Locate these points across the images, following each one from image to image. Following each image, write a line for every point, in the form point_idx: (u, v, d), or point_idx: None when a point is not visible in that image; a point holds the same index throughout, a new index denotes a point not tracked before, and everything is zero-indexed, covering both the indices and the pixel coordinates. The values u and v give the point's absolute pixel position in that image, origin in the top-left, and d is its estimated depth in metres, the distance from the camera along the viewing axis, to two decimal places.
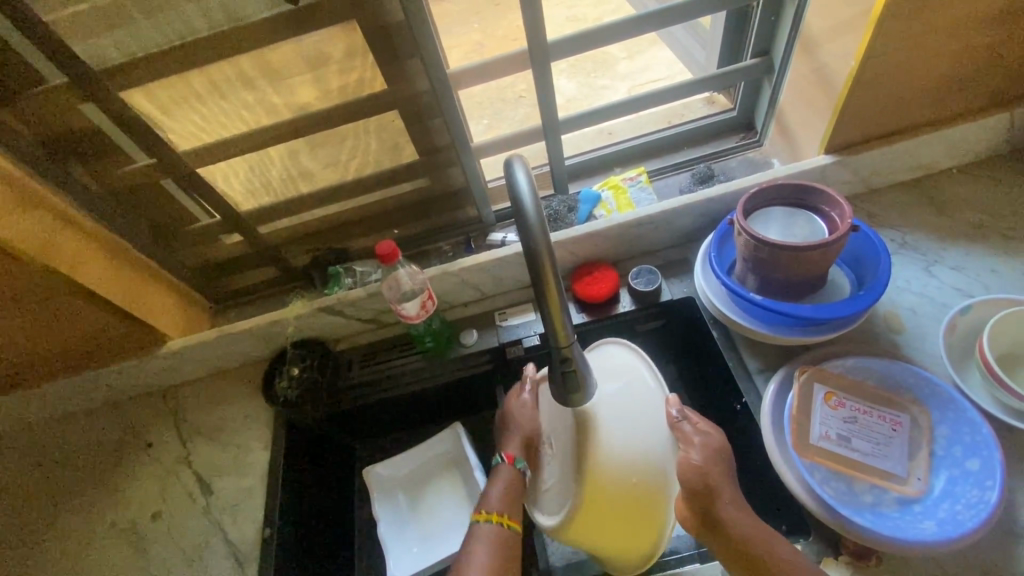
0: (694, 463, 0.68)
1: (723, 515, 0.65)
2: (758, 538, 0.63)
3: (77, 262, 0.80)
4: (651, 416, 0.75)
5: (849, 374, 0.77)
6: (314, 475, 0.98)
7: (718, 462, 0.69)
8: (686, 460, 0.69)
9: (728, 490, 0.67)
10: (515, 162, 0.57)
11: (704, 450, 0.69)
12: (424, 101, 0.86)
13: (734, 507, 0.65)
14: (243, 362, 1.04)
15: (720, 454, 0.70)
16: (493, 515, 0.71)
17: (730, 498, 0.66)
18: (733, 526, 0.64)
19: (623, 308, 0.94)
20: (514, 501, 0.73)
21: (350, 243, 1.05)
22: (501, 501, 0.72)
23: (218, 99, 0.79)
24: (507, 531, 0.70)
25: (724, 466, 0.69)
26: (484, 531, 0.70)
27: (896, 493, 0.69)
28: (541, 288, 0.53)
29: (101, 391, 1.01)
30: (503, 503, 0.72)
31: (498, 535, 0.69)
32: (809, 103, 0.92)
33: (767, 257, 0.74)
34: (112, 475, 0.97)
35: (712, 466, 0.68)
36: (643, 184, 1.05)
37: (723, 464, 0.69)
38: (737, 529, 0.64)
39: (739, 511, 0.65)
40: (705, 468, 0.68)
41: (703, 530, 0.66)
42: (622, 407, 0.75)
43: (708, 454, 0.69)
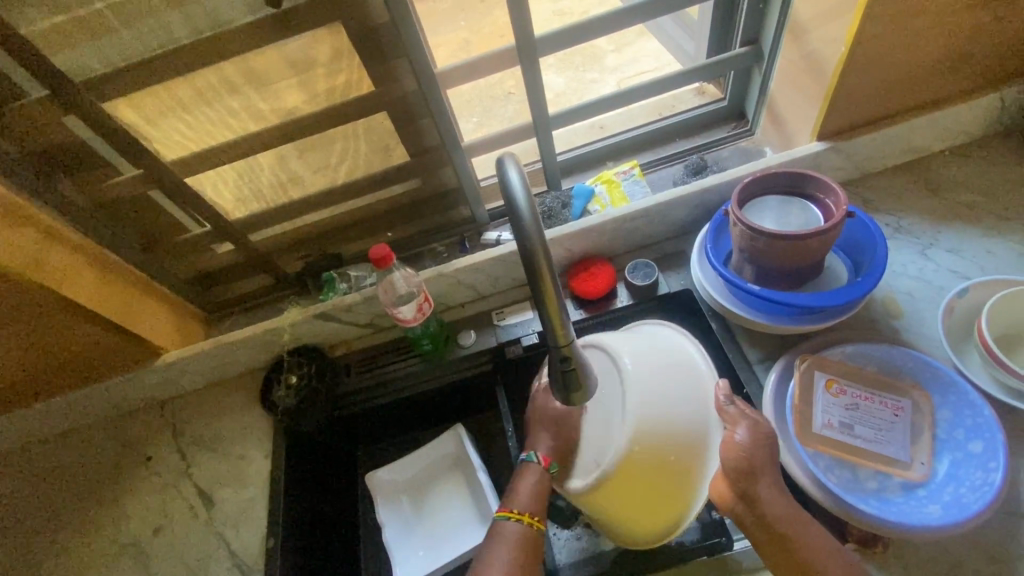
0: (737, 443, 0.66)
1: (759, 496, 0.63)
2: (789, 517, 0.63)
3: (66, 277, 0.79)
4: (695, 394, 0.70)
5: (849, 361, 0.77)
6: (316, 482, 0.97)
7: (765, 445, 0.66)
8: (730, 439, 0.66)
9: (769, 474, 0.65)
10: (507, 160, 0.56)
11: (752, 433, 0.66)
12: (413, 101, 0.85)
13: (772, 488, 0.64)
14: (240, 372, 1.03)
15: (764, 439, 0.67)
16: (522, 516, 0.67)
17: (768, 482, 0.65)
18: (767, 506, 0.63)
19: (621, 303, 0.94)
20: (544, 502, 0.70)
21: (344, 247, 1.04)
22: (533, 502, 0.68)
23: (203, 108, 0.77)
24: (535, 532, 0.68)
25: (771, 451, 0.66)
26: (509, 531, 0.67)
27: (899, 478, 0.69)
28: (537, 286, 0.52)
29: (97, 406, 1.00)
30: (533, 505, 0.68)
31: (525, 535, 0.67)
32: (799, 90, 0.92)
33: (763, 247, 0.74)
34: (112, 490, 0.96)
35: (757, 449, 0.66)
36: (636, 177, 1.05)
37: (768, 448, 0.66)
38: (772, 510, 0.63)
39: (777, 493, 0.64)
40: (748, 453, 0.65)
41: (738, 506, 0.65)
42: (669, 380, 0.70)
43: (756, 436, 0.66)
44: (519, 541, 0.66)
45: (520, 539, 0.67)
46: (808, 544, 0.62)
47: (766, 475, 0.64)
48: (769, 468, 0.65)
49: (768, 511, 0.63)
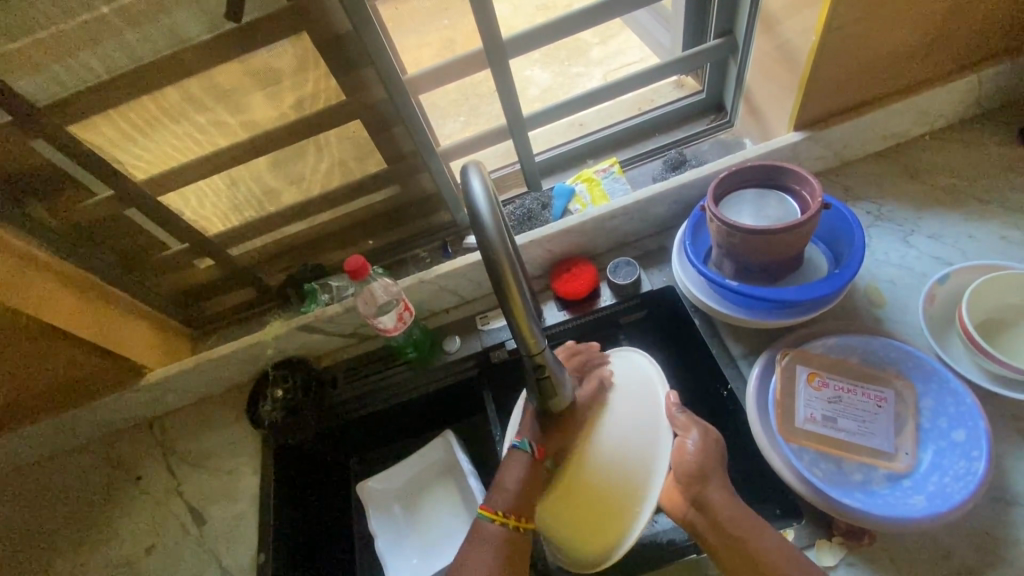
0: (688, 450, 0.69)
1: (710, 500, 0.66)
2: (740, 521, 0.65)
3: (46, 301, 0.78)
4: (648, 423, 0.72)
5: (831, 353, 0.76)
6: (307, 495, 0.97)
7: (712, 452, 0.69)
8: (682, 448, 0.69)
9: (719, 480, 0.68)
10: (471, 168, 0.55)
11: (700, 440, 0.70)
12: (384, 109, 0.85)
13: (722, 492, 0.67)
14: (227, 387, 1.03)
15: (711, 443, 0.70)
16: (504, 516, 0.68)
17: (718, 485, 0.68)
18: (719, 509, 0.66)
19: (604, 302, 0.93)
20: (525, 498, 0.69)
21: (326, 258, 1.03)
22: (515, 499, 0.69)
23: (170, 126, 0.77)
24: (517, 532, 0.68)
25: (721, 455, 0.70)
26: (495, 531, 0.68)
27: (884, 470, 0.69)
28: (504, 296, 0.51)
29: (86, 427, 1.00)
30: (519, 504, 0.68)
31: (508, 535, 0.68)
32: (774, 80, 0.91)
33: (739, 243, 0.73)
34: (103, 511, 0.96)
35: (707, 458, 0.69)
36: (616, 175, 1.04)
37: (717, 451, 0.70)
38: (724, 512, 0.66)
39: (728, 496, 0.67)
40: (697, 460, 0.68)
41: (691, 513, 0.67)
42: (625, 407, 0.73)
43: (705, 443, 0.70)
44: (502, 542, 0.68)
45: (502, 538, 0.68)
46: (763, 542, 0.64)
47: (716, 479, 0.68)
48: (718, 471, 0.68)
49: (720, 514, 0.66)
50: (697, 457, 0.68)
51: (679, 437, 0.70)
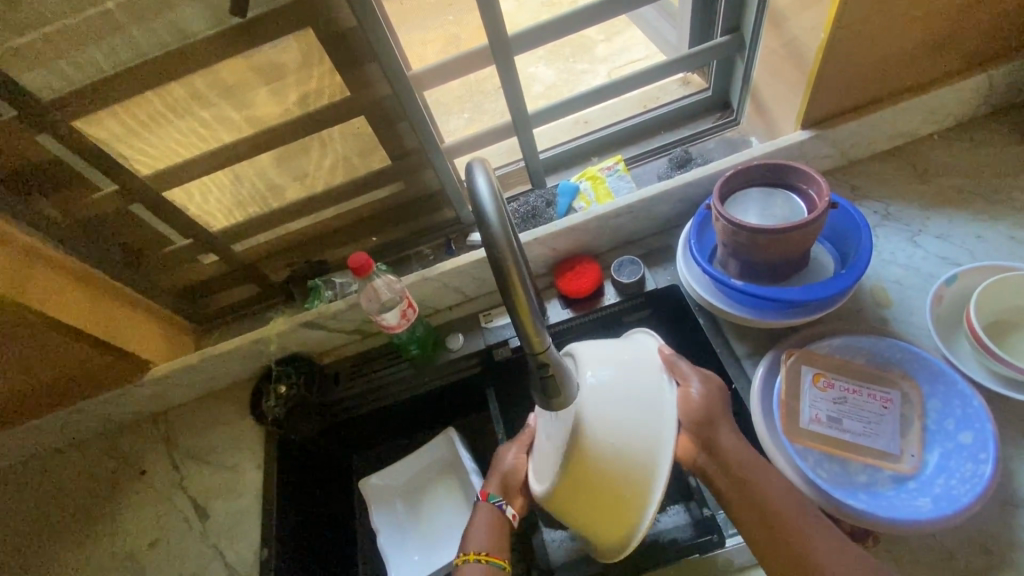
0: (694, 398, 0.68)
1: (722, 445, 0.66)
2: (747, 464, 0.65)
3: (51, 296, 0.79)
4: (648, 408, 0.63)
5: (837, 354, 0.76)
6: (310, 490, 0.97)
7: (717, 398, 0.69)
8: (687, 396, 0.68)
9: (728, 425, 0.68)
10: (476, 166, 0.55)
11: (703, 388, 0.68)
12: (388, 106, 0.84)
13: (732, 436, 0.68)
14: (231, 383, 1.03)
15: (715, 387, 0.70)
16: (471, 555, 0.70)
17: (726, 430, 0.68)
18: (728, 451, 0.66)
19: (608, 300, 0.93)
20: (494, 540, 0.71)
21: (329, 254, 1.03)
22: (479, 541, 0.71)
23: (175, 121, 0.76)
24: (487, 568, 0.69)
25: (724, 399, 0.70)
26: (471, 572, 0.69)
27: (890, 471, 0.68)
28: (509, 294, 0.51)
29: (91, 421, 1.00)
30: (482, 542, 0.71)
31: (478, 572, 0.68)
32: (782, 78, 0.90)
33: (746, 241, 0.73)
34: (108, 505, 0.96)
35: (711, 402, 0.68)
36: (621, 173, 1.03)
37: (721, 398, 0.70)
38: (734, 456, 0.66)
39: (737, 439, 0.67)
40: (705, 406, 0.68)
41: (701, 456, 0.66)
42: (623, 395, 0.63)
43: (708, 390, 0.69)
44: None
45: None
46: (770, 485, 0.64)
47: (724, 424, 0.68)
48: (725, 418, 0.68)
49: (730, 458, 0.65)
50: (704, 402, 0.67)
51: (684, 385, 0.68)
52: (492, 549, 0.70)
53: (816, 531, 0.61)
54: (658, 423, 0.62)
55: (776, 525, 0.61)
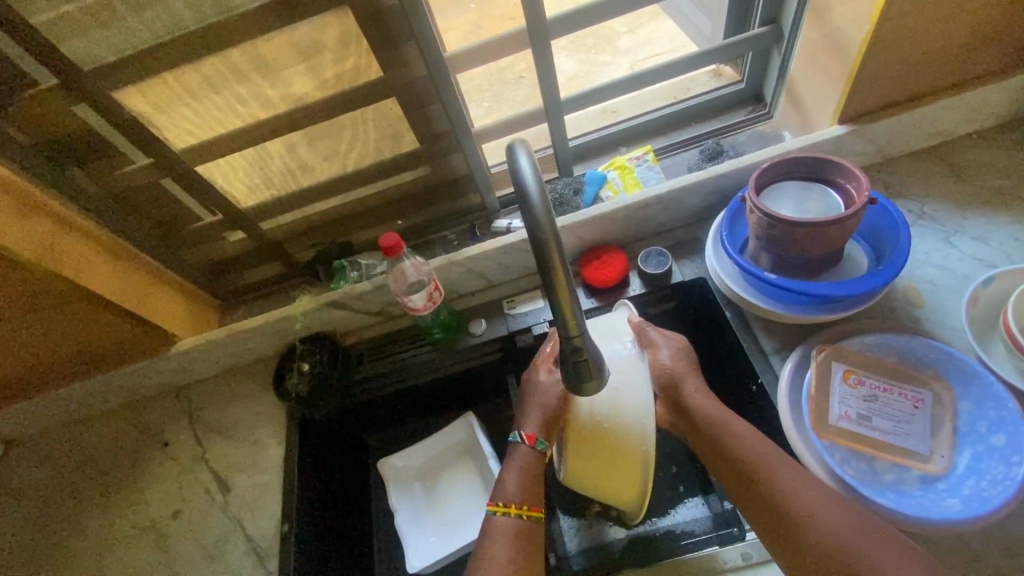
0: (662, 361, 0.76)
1: (687, 402, 0.72)
2: (714, 420, 0.70)
3: (83, 265, 0.79)
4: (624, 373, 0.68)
5: (868, 351, 0.75)
6: (330, 468, 0.98)
7: (684, 358, 0.76)
8: (656, 360, 0.76)
9: (694, 381, 0.74)
10: (517, 146, 0.54)
11: (670, 349, 0.76)
12: (421, 87, 0.84)
13: (697, 393, 0.73)
14: (254, 359, 1.04)
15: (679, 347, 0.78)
16: (510, 508, 0.72)
17: (693, 387, 0.74)
18: (694, 409, 0.72)
19: (634, 291, 0.92)
20: (530, 488, 0.74)
21: (355, 235, 1.04)
22: (520, 486, 0.73)
23: (212, 95, 0.77)
24: (524, 520, 0.71)
25: (690, 361, 0.77)
26: (505, 524, 0.71)
27: (918, 471, 0.68)
28: (548, 276, 0.51)
29: (117, 392, 1.02)
30: (520, 493, 0.73)
31: (516, 525, 0.71)
32: (820, 71, 0.88)
33: (780, 235, 0.72)
34: (131, 475, 0.98)
35: (679, 364, 0.76)
36: (650, 163, 1.03)
37: (688, 359, 0.77)
38: (699, 413, 0.71)
39: (704, 397, 0.72)
40: (671, 366, 0.75)
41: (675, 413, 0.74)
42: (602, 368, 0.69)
43: (675, 353, 0.76)
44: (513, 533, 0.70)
45: (509, 527, 0.71)
46: (734, 437, 0.67)
47: (689, 382, 0.74)
48: (689, 375, 0.74)
49: (696, 416, 0.71)
50: (671, 363, 0.75)
51: (652, 352, 0.76)
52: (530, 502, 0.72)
53: (778, 472, 0.63)
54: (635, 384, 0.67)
55: (738, 471, 0.65)
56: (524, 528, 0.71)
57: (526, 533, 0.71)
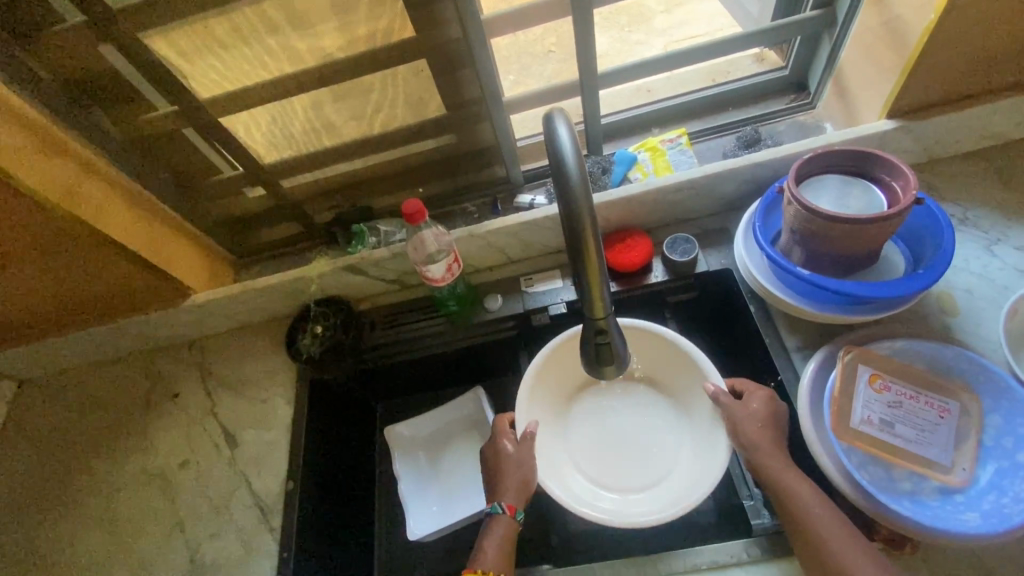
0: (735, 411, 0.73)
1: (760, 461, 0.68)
2: (789, 479, 0.65)
3: (101, 211, 0.79)
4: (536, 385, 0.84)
5: (897, 357, 0.73)
6: (337, 431, 0.99)
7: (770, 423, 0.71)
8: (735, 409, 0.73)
9: (771, 441, 0.70)
10: (557, 117, 0.52)
11: (755, 408, 0.72)
12: (454, 51, 0.81)
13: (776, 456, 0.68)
14: (268, 318, 1.04)
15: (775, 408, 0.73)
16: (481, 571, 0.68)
17: (769, 447, 0.69)
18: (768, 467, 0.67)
19: (655, 278, 0.90)
20: (508, 558, 0.72)
21: (374, 200, 1.02)
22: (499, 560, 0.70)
23: (241, 45, 0.74)
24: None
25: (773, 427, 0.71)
26: None
27: (937, 482, 0.66)
28: (580, 256, 0.49)
29: (131, 339, 1.02)
30: (497, 563, 0.70)
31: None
32: (874, 60, 0.84)
33: (817, 230, 0.69)
34: (141, 424, 0.99)
35: (761, 422, 0.71)
36: (683, 146, 0.99)
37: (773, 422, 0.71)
38: (770, 470, 0.67)
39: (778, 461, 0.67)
40: (749, 421, 0.71)
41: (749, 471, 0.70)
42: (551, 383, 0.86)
43: (762, 410, 0.72)
44: None
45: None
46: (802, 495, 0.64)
47: (765, 442, 0.69)
48: (769, 437, 0.70)
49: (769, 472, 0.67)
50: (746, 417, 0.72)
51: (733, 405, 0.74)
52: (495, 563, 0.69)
53: (830, 525, 0.61)
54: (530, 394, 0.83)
55: (809, 529, 0.62)
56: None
57: None
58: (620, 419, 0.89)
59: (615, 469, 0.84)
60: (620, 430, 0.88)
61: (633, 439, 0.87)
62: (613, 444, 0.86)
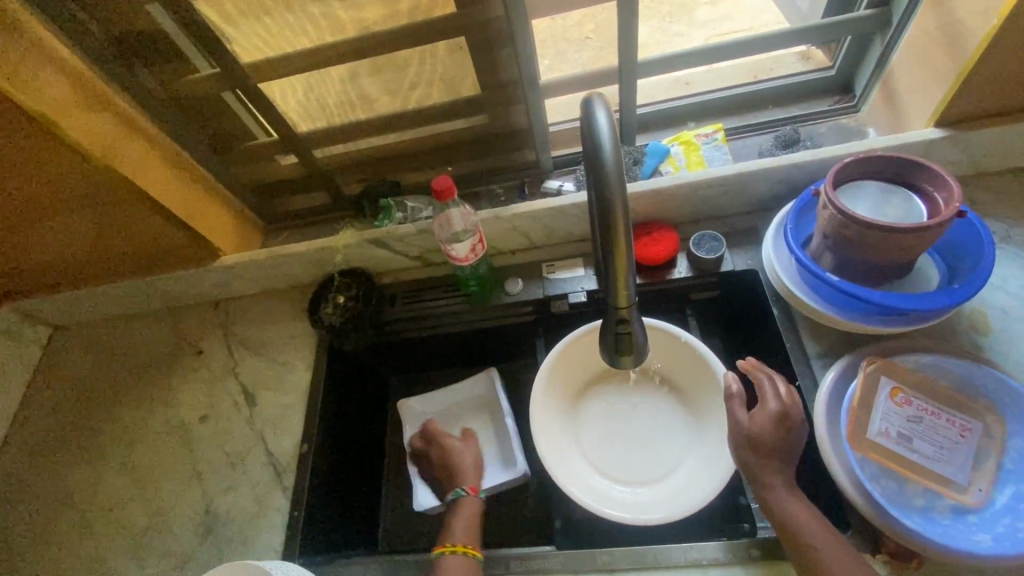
0: (739, 423, 0.71)
1: (767, 493, 0.65)
2: (796, 518, 0.62)
3: (139, 167, 0.81)
4: (551, 377, 0.85)
5: (920, 372, 0.71)
6: (352, 400, 1.01)
7: (777, 438, 0.67)
8: (738, 421, 0.71)
9: (776, 464, 0.66)
10: (596, 102, 0.52)
11: (760, 421, 0.69)
12: (495, 29, 0.80)
13: (787, 490, 0.64)
14: (292, 285, 1.06)
15: (788, 422, 0.69)
16: (455, 547, 0.75)
17: (773, 473, 0.66)
18: (773, 499, 0.64)
19: (679, 274, 0.89)
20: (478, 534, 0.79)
21: (403, 177, 1.03)
22: (471, 528, 0.79)
23: (285, 12, 0.75)
24: (473, 560, 0.74)
25: (782, 444, 0.67)
26: (451, 560, 0.73)
27: (951, 501, 0.65)
28: (608, 243, 0.49)
29: (161, 295, 1.05)
30: (467, 537, 0.77)
31: (465, 565, 0.73)
32: (927, 65, 0.81)
33: (851, 236, 0.68)
34: (165, 377, 1.02)
35: (767, 436, 0.68)
36: (719, 142, 0.97)
37: (781, 437, 0.67)
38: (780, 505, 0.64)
39: (787, 493, 0.64)
40: (754, 437, 0.68)
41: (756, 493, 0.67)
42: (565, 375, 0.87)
43: (769, 424, 0.68)
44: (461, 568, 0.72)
45: (462, 567, 0.72)
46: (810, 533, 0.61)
47: (766, 464, 0.67)
48: (772, 456, 0.67)
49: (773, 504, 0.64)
50: (751, 431, 0.69)
51: (741, 415, 0.71)
52: (466, 540, 0.76)
53: (836, 553, 0.59)
54: (544, 384, 0.84)
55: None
56: (473, 566, 0.73)
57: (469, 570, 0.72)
58: (633, 416, 0.89)
59: (623, 464, 0.85)
60: (629, 423, 0.89)
61: (644, 437, 0.87)
62: (624, 440, 0.87)
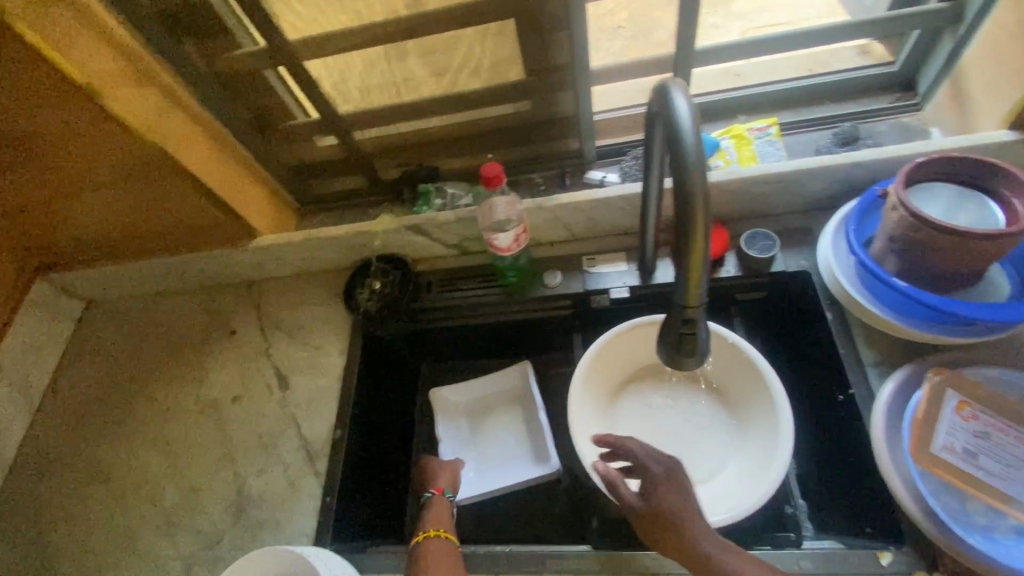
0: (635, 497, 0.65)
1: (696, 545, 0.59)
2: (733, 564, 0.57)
3: (180, 143, 0.79)
4: (591, 372, 0.83)
5: (988, 385, 0.68)
6: (384, 387, 1.00)
7: (670, 491, 0.64)
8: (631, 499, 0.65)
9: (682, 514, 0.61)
10: (674, 90, 0.49)
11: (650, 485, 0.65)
12: (548, 12, 0.78)
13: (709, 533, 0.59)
14: (326, 268, 1.05)
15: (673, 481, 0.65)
16: (430, 531, 0.73)
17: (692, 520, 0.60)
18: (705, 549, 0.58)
19: (726, 272, 0.86)
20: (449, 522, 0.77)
21: (442, 162, 1.00)
22: (439, 518, 0.76)
23: None
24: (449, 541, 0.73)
25: (678, 494, 0.63)
26: (431, 543, 0.71)
27: (1015, 520, 0.62)
28: (684, 237, 0.46)
29: (195, 273, 1.05)
30: (437, 523, 0.75)
31: (444, 546, 0.71)
32: (1004, 62, 0.77)
33: (921, 240, 0.65)
34: (198, 356, 1.02)
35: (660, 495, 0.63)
36: (772, 138, 0.94)
37: (675, 491, 0.63)
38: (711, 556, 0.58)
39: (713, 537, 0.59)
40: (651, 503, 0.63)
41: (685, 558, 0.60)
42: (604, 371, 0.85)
43: (659, 487, 0.64)
44: (443, 546, 0.70)
45: (442, 548, 0.70)
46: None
47: (672, 516, 0.61)
48: (673, 510, 0.62)
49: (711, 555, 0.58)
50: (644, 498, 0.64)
51: (629, 495, 0.66)
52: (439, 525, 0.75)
53: None
54: (584, 379, 0.82)
55: None
56: (451, 545, 0.72)
57: (448, 549, 0.71)
58: (671, 418, 0.87)
59: None
60: (668, 424, 0.87)
61: (682, 439, 0.85)
62: (661, 441, 0.85)
